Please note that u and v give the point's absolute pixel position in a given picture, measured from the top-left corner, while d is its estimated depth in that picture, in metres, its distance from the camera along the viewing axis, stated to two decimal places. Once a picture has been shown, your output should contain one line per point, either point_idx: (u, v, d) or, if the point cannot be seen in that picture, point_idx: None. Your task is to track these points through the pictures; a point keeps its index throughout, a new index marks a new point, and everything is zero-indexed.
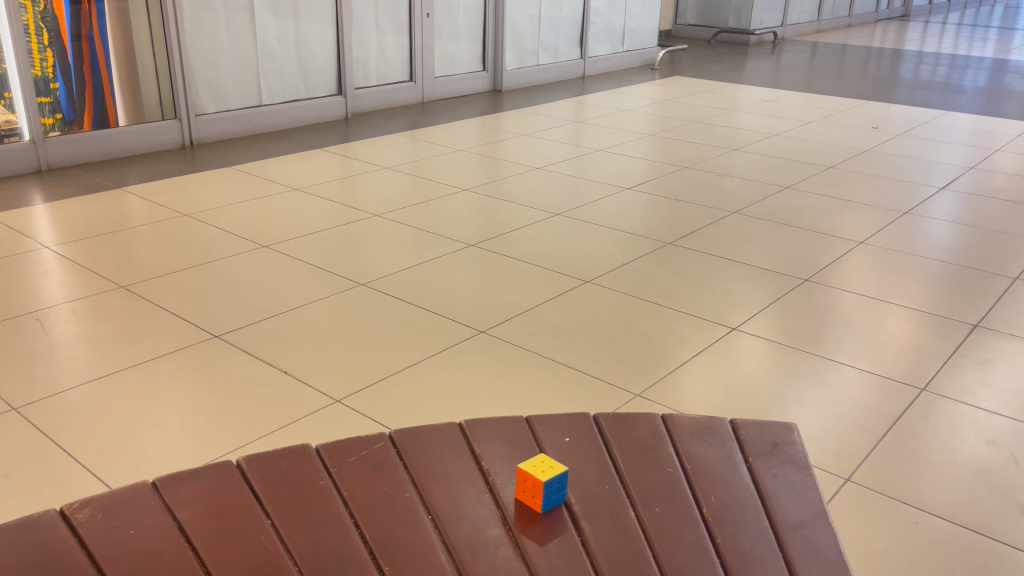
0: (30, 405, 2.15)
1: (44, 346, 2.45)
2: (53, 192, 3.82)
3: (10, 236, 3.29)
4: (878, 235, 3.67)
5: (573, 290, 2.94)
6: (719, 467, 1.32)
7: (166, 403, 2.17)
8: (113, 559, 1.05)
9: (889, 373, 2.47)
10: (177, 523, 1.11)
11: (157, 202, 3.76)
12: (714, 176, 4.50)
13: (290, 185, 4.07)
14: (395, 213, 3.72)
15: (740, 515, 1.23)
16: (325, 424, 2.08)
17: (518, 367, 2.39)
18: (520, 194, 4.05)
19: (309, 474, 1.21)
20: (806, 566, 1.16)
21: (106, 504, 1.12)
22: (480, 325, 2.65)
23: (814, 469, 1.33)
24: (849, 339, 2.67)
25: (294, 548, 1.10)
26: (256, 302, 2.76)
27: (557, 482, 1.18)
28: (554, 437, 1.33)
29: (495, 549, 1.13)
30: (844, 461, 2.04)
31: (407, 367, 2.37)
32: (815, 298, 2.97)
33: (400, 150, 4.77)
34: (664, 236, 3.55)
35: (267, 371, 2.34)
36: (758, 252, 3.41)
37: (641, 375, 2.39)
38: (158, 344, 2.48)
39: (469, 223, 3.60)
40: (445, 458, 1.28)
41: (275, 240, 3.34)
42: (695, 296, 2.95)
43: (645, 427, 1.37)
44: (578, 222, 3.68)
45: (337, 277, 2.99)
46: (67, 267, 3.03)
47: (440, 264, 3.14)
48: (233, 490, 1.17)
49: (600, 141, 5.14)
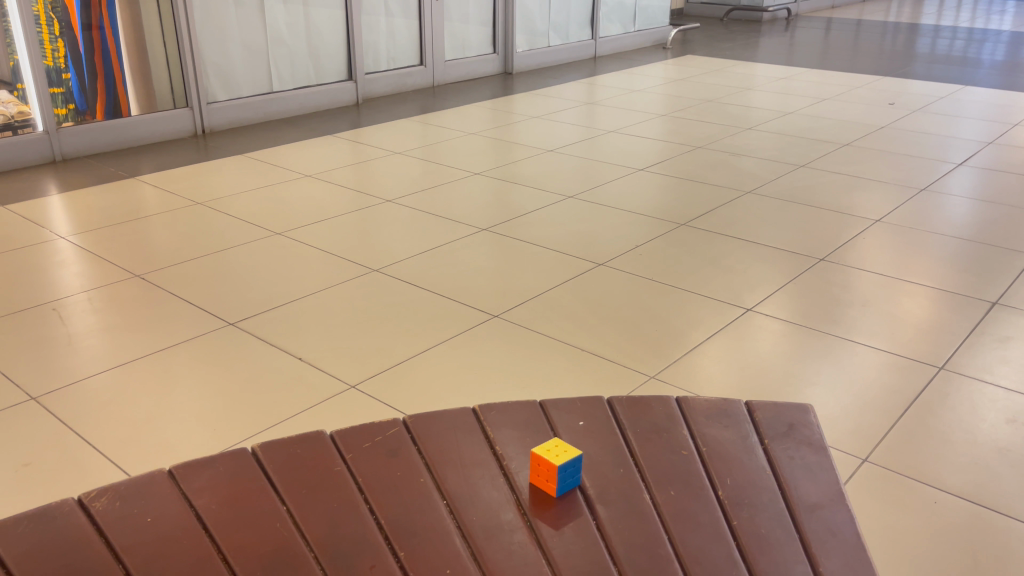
0: (49, 394, 2.17)
1: (62, 335, 2.48)
2: (68, 182, 3.84)
3: (27, 226, 3.32)
4: (895, 213, 3.62)
5: (585, 273, 2.93)
6: (734, 449, 1.30)
7: (182, 391, 2.18)
8: (131, 547, 1.05)
9: (906, 353, 2.44)
10: (194, 510, 1.11)
11: (170, 191, 3.77)
12: (727, 155, 4.46)
13: (302, 172, 4.07)
14: (407, 198, 3.72)
15: (756, 497, 1.22)
16: (339, 408, 2.10)
17: (531, 350, 2.39)
18: (534, 177, 4.04)
19: (323, 461, 1.21)
20: (824, 549, 1.15)
21: (123, 493, 1.13)
22: (493, 308, 2.65)
23: (831, 451, 1.31)
24: (865, 317, 2.65)
25: (309, 535, 1.09)
26: (269, 290, 2.77)
27: (572, 466, 1.17)
28: (569, 421, 1.33)
29: (510, 533, 1.12)
30: (862, 441, 2.03)
31: (420, 352, 2.37)
32: (831, 278, 2.94)
33: (412, 135, 4.77)
34: (677, 217, 3.53)
35: (282, 357, 2.35)
36: (773, 231, 3.39)
37: (655, 358, 2.37)
38: (173, 332, 2.50)
39: (481, 208, 3.59)
40: (461, 440, 1.28)
41: (288, 227, 3.34)
42: (708, 277, 2.93)
43: (661, 409, 1.37)
44: (590, 205, 3.66)
45: (348, 263, 2.99)
46: (84, 257, 3.05)
47: (452, 248, 3.13)
48: (248, 476, 1.17)
49: (612, 122, 5.11)
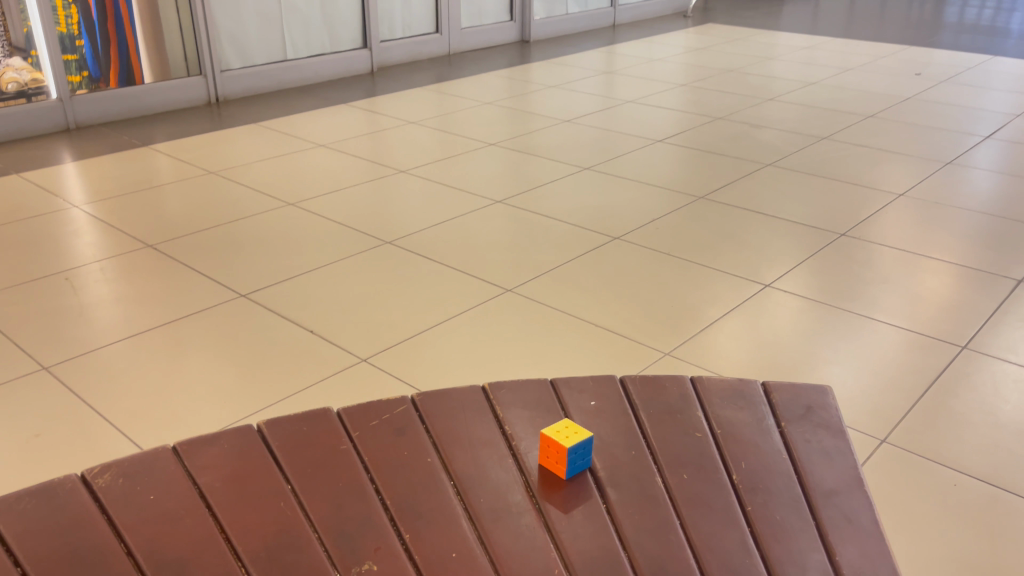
0: (60, 364, 2.17)
1: (75, 305, 2.47)
2: (82, 150, 3.83)
3: (40, 195, 3.31)
4: (918, 187, 3.55)
5: (600, 247, 2.88)
6: (750, 431, 1.27)
7: (193, 363, 2.18)
8: (134, 525, 1.03)
9: (927, 332, 2.39)
10: (198, 488, 1.09)
11: (184, 160, 3.75)
12: (747, 127, 4.38)
13: (316, 141, 4.04)
14: (421, 168, 3.68)
15: (771, 481, 1.18)
16: (349, 383, 2.08)
17: (544, 325, 2.36)
18: (549, 148, 3.98)
19: (329, 439, 1.19)
20: (840, 536, 1.12)
21: (127, 470, 1.11)
22: (506, 281, 2.62)
23: (849, 435, 1.27)
24: (885, 294, 2.60)
25: (312, 514, 1.07)
26: (281, 261, 2.75)
27: (581, 448, 1.14)
28: (580, 401, 1.30)
29: (518, 516, 1.10)
30: (880, 422, 1.99)
31: (432, 326, 2.34)
32: (851, 253, 2.88)
33: (427, 104, 4.71)
34: (694, 190, 3.47)
35: (293, 329, 2.34)
36: (793, 205, 3.32)
37: (670, 334, 2.34)
38: (185, 303, 2.49)
39: (496, 179, 3.55)
40: (470, 419, 1.26)
41: (301, 198, 3.31)
42: (726, 252, 2.88)
43: (674, 390, 1.33)
44: (606, 177, 3.61)
45: (361, 235, 2.96)
46: (97, 226, 3.04)
47: (466, 220, 3.10)
48: (253, 454, 1.15)
49: (630, 92, 5.03)
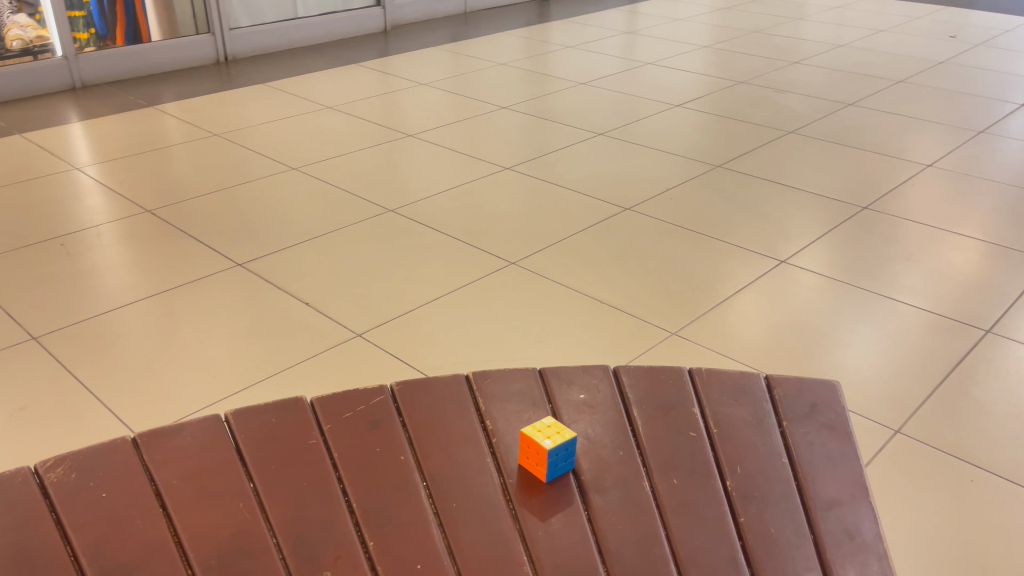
0: (51, 333, 2.12)
1: (69, 272, 2.42)
2: (87, 110, 3.76)
3: (43, 156, 3.26)
4: (948, 157, 3.39)
5: (610, 218, 2.78)
6: (749, 431, 1.18)
7: (184, 335, 2.12)
8: (83, 526, 0.97)
9: (949, 314, 2.28)
10: (155, 486, 1.02)
11: (189, 121, 3.67)
12: (771, 91, 4.22)
13: (324, 103, 3.94)
14: (431, 132, 3.57)
15: (768, 489, 1.11)
16: (344, 359, 2.01)
17: (547, 301, 2.27)
18: (564, 112, 3.86)
19: (298, 432, 1.10)
20: (838, 554, 1.06)
21: (81, 463, 1.02)
22: (511, 254, 2.53)
23: (856, 437, 1.18)
24: (908, 273, 2.49)
25: (273, 517, 1.01)
26: (281, 229, 2.68)
27: (564, 450, 1.06)
28: (569, 394, 1.21)
29: (492, 524, 1.04)
30: (895, 411, 1.90)
31: (431, 301, 2.27)
32: (873, 228, 2.76)
33: (441, 65, 4.58)
34: (712, 158, 3.35)
35: (288, 301, 2.27)
36: (815, 176, 3.19)
37: (678, 313, 2.24)
38: (181, 271, 2.43)
39: (507, 145, 3.44)
40: (451, 411, 1.17)
41: (305, 162, 3.23)
42: (742, 225, 2.77)
43: (671, 381, 1.23)
44: (621, 143, 3.48)
45: (364, 202, 2.88)
46: (97, 190, 2.98)
47: (474, 188, 3.00)
48: (217, 448, 1.07)
49: (651, 54, 4.87)
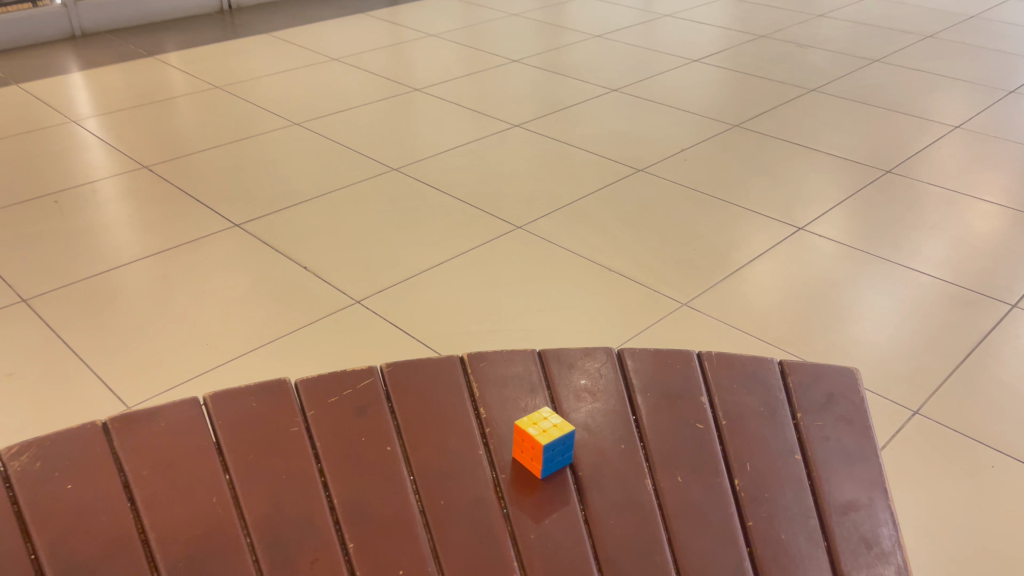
0: (42, 296, 2.06)
1: (63, 230, 2.35)
2: (87, 59, 3.66)
3: (40, 108, 3.17)
4: (976, 118, 3.25)
5: (622, 181, 2.68)
6: (761, 423, 1.10)
7: (177, 299, 2.05)
8: (44, 523, 0.90)
9: (973, 286, 2.18)
10: (123, 477, 0.95)
11: (191, 72, 3.56)
12: (793, 46, 4.05)
13: (330, 54, 3.81)
14: (439, 87, 3.45)
15: (778, 490, 1.04)
16: (340, 327, 1.94)
17: (553, 268, 2.18)
18: (578, 66, 3.72)
19: (279, 417, 1.03)
20: (851, 564, 0.99)
21: (47, 449, 0.95)
22: (518, 217, 2.44)
23: (874, 431, 1.10)
24: (930, 242, 2.38)
25: (249, 514, 0.95)
26: (281, 188, 2.59)
27: (561, 444, 0.99)
28: (569, 379, 1.13)
29: (483, 525, 0.98)
30: (914, 390, 1.81)
31: (433, 266, 2.19)
32: (895, 193, 2.64)
33: (450, 15, 4.43)
34: (729, 117, 3.22)
35: (286, 264, 2.20)
36: (836, 137, 3.06)
37: (689, 282, 2.15)
38: (177, 231, 2.35)
39: (517, 100, 3.32)
40: (442, 394, 1.09)
41: (308, 117, 3.13)
42: (759, 189, 2.66)
43: (680, 365, 1.15)
44: (635, 100, 3.35)
45: (368, 160, 2.79)
46: (94, 144, 2.89)
47: (481, 147, 2.90)
48: (193, 435, 0.99)
49: (669, 5, 4.69)
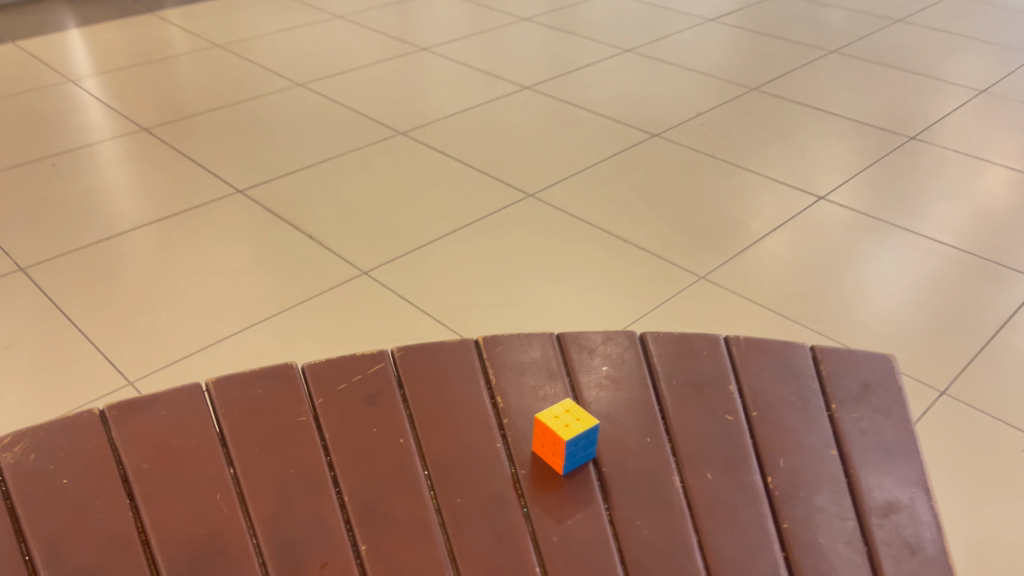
0: (39, 264, 2.00)
1: (60, 195, 2.29)
2: (84, 15, 3.56)
3: (37, 66, 3.08)
4: (1002, 81, 3.14)
5: (636, 147, 2.60)
6: (793, 415, 1.04)
7: (179, 269, 1.99)
8: (38, 520, 0.85)
9: (1000, 258, 2.10)
10: (122, 471, 0.90)
11: (192, 29, 3.46)
12: (812, 5, 3.92)
13: (334, 12, 3.70)
14: (446, 46, 3.35)
15: (813, 487, 0.98)
16: (346, 300, 1.88)
17: (564, 239, 2.11)
18: (589, 25, 3.61)
19: (286, 408, 0.98)
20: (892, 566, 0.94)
21: (41, 440, 0.90)
22: (529, 184, 2.36)
23: (913, 423, 1.05)
24: (955, 212, 2.30)
25: (255, 512, 0.90)
26: (284, 152, 2.51)
27: (584, 439, 0.93)
28: (591, 366, 1.07)
29: (501, 524, 0.93)
30: (941, 367, 1.74)
31: (442, 236, 2.12)
32: (918, 160, 2.56)
33: None
34: (747, 80, 3.11)
35: (290, 233, 2.13)
36: (857, 101, 2.96)
37: (706, 254, 2.09)
38: (178, 197, 2.29)
39: (527, 61, 3.21)
40: (457, 383, 1.04)
41: (312, 78, 3.03)
42: (778, 155, 2.57)
43: (706, 352, 1.09)
44: (649, 61, 3.25)
45: (374, 123, 2.70)
46: (92, 104, 2.81)
47: (491, 110, 2.81)
48: (195, 426, 0.94)
49: None
